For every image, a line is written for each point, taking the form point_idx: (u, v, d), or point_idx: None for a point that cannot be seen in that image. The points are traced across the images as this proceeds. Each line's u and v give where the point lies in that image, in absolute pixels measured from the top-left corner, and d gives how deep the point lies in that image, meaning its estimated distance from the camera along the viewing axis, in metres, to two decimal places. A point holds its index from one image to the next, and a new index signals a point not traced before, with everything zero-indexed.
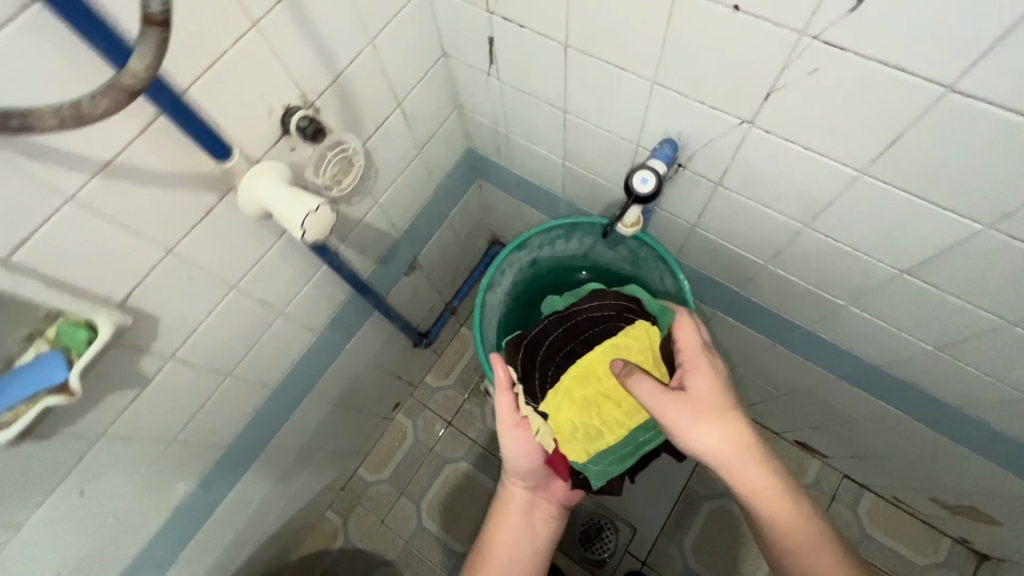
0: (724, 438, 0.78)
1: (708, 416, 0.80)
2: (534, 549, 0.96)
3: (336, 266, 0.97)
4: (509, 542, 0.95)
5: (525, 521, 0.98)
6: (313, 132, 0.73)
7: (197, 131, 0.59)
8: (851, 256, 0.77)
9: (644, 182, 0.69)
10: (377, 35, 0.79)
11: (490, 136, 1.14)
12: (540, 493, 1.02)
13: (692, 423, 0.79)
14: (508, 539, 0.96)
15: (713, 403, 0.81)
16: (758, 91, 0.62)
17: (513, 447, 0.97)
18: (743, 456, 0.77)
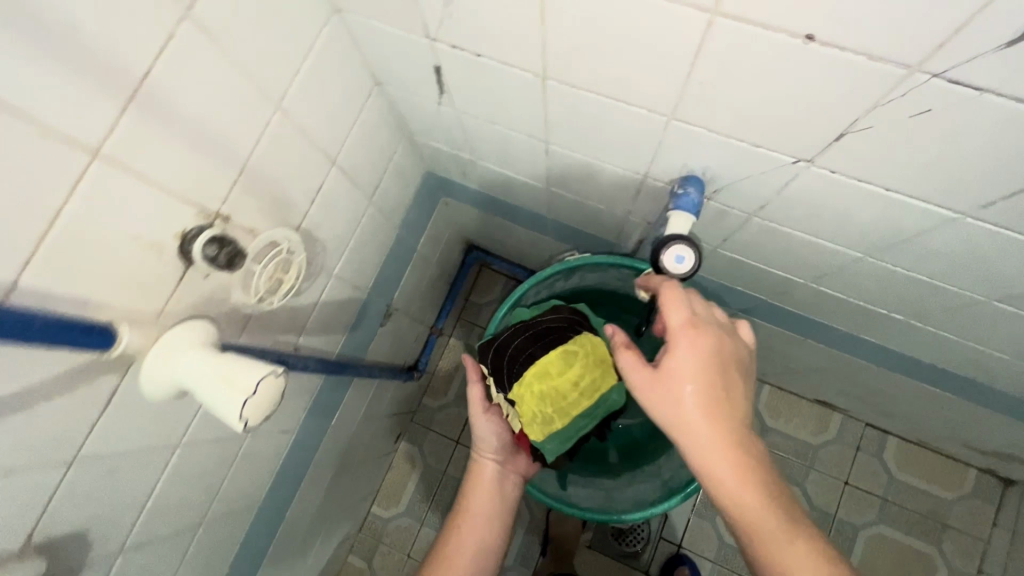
0: (701, 440, 0.51)
1: (679, 407, 0.52)
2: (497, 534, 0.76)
3: (299, 368, 0.79)
4: (470, 536, 0.74)
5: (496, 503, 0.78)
6: (229, 258, 0.54)
7: (52, 338, 0.40)
8: (921, 283, 0.64)
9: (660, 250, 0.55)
10: (284, 97, 0.59)
11: (450, 160, 0.93)
12: (509, 464, 0.82)
13: (659, 406, 0.53)
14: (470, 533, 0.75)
15: (697, 387, 0.51)
16: (825, 132, 0.46)
17: (485, 424, 0.80)
18: (727, 468, 0.50)
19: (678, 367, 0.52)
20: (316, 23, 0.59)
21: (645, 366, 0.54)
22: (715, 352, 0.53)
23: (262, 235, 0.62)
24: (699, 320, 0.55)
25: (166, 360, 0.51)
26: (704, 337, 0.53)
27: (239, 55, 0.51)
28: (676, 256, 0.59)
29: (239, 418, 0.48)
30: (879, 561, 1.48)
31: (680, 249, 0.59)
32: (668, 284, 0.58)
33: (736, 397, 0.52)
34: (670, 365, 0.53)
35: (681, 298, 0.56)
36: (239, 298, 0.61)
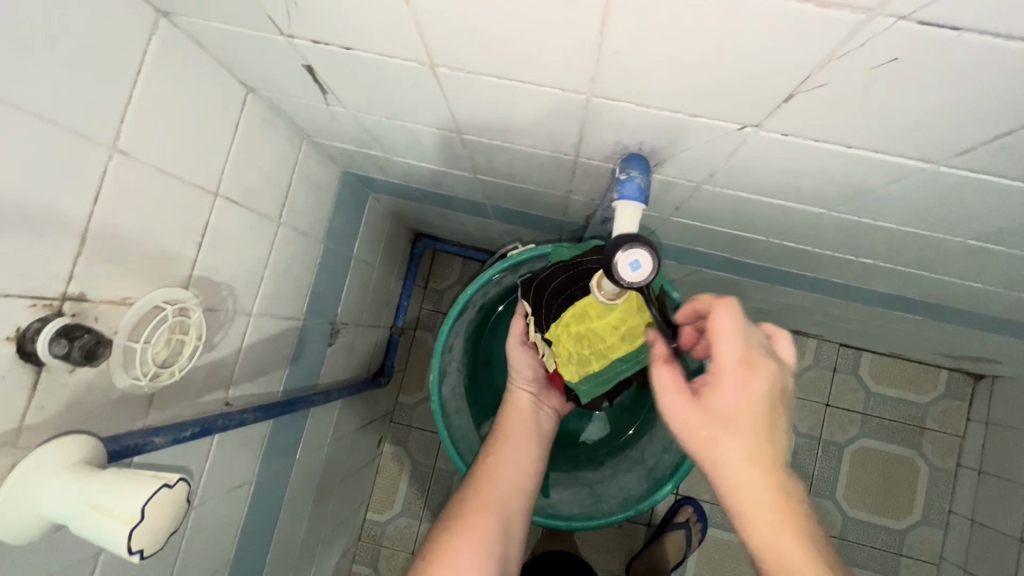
0: (739, 489, 0.46)
1: (721, 450, 0.47)
2: (534, 469, 0.73)
3: (234, 426, 0.70)
4: (509, 466, 0.70)
5: (534, 437, 0.75)
6: (87, 351, 0.45)
7: None
8: (889, 230, 0.59)
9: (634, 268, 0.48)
10: (119, 135, 0.47)
11: (364, 159, 0.82)
12: (542, 398, 0.80)
13: (696, 444, 0.48)
14: (510, 462, 0.70)
15: (742, 430, 0.46)
16: (771, 92, 0.38)
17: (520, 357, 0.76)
18: (766, 527, 0.45)
19: (722, 405, 0.46)
20: (139, 36, 0.47)
21: (685, 394, 0.49)
22: (768, 391, 0.47)
23: (135, 303, 0.52)
24: (756, 354, 0.47)
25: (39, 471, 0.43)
26: (759, 373, 0.46)
27: (25, 98, 0.39)
28: (631, 259, 0.48)
29: (130, 551, 0.40)
30: (866, 474, 1.52)
31: (637, 252, 0.48)
32: (724, 307, 0.48)
33: (782, 440, 0.47)
34: (714, 400, 0.47)
35: (739, 327, 0.47)
36: (124, 379, 0.51)
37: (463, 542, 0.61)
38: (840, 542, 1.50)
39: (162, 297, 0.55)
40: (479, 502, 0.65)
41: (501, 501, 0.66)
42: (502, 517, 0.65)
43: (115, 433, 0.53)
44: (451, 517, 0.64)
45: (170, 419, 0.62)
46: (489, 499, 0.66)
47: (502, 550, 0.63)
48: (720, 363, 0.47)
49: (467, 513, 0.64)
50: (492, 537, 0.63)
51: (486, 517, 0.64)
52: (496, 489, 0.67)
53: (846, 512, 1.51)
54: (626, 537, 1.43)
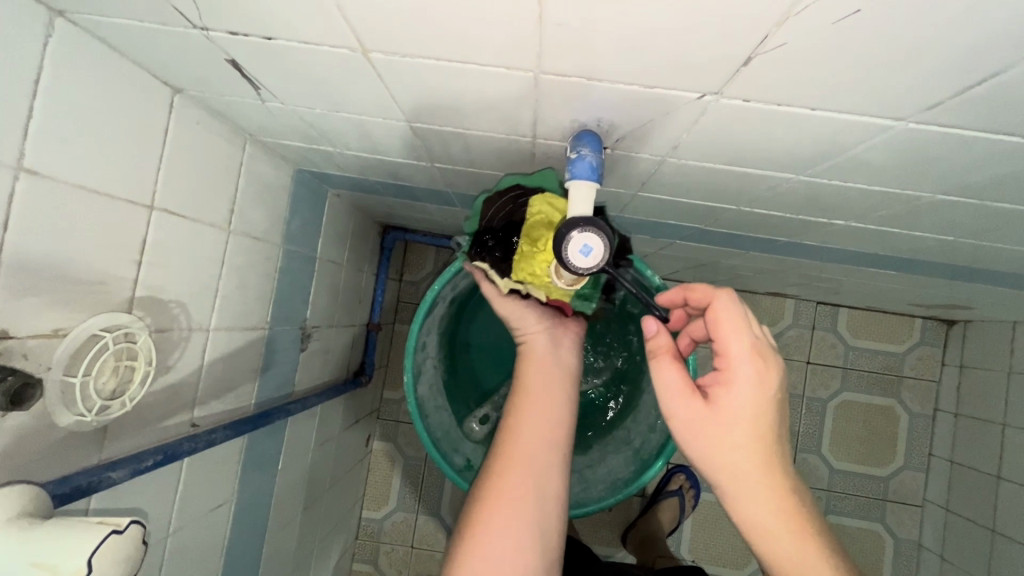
0: (750, 492, 0.47)
1: (735, 454, 0.47)
2: (566, 412, 0.63)
3: (203, 448, 0.67)
4: (534, 419, 0.60)
5: (557, 377, 0.65)
6: (13, 395, 0.43)
7: None
8: (861, 190, 0.57)
9: (585, 251, 0.49)
10: (23, 153, 0.43)
11: (316, 156, 0.78)
12: (559, 331, 0.69)
13: (709, 450, 0.48)
14: (535, 415, 0.61)
15: (753, 431, 0.47)
16: (727, 56, 0.35)
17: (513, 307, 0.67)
18: (778, 531, 0.46)
19: (732, 404, 0.47)
20: (34, 42, 0.42)
21: (692, 395, 0.49)
22: (777, 389, 0.48)
23: (68, 333, 0.48)
24: (764, 348, 0.48)
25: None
26: (768, 367, 0.48)
27: None
28: (582, 246, 0.48)
29: None
30: (849, 426, 1.55)
31: (585, 238, 0.48)
32: (722, 299, 0.51)
33: (785, 438, 0.49)
34: (725, 401, 0.47)
35: (743, 322, 0.49)
36: (67, 418, 0.48)
37: (496, 521, 0.54)
38: (827, 494, 1.54)
39: (100, 324, 0.51)
40: (507, 469, 0.57)
41: (534, 463, 0.58)
42: (539, 479, 0.57)
43: (66, 473, 0.50)
44: (479, 494, 0.57)
45: (130, 449, 0.59)
46: (519, 464, 0.57)
47: (545, 519, 0.56)
48: (729, 361, 0.48)
49: (497, 485, 0.56)
50: (528, 507, 0.55)
51: (518, 484, 0.56)
52: (524, 451, 0.58)
53: (832, 465, 1.54)
54: (621, 510, 1.44)
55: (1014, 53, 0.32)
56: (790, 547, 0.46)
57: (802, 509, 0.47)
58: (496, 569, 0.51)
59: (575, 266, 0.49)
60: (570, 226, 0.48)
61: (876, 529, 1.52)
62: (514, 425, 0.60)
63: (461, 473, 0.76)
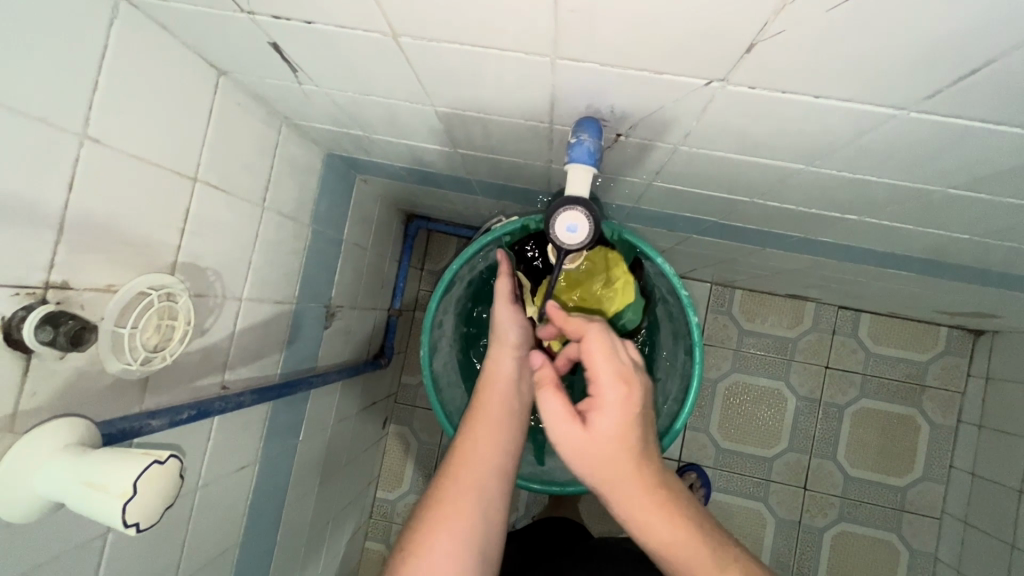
0: (628, 495, 0.51)
1: (608, 466, 0.52)
2: (511, 444, 0.66)
3: (231, 409, 0.72)
4: (484, 444, 0.64)
5: (513, 407, 0.69)
6: (72, 337, 0.46)
7: None
8: (873, 184, 0.58)
9: (570, 230, 0.52)
10: (88, 123, 0.47)
11: (346, 140, 0.82)
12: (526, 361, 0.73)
13: (593, 470, 0.52)
14: (485, 440, 0.65)
15: (624, 446, 0.52)
16: (734, 43, 0.38)
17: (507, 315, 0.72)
18: (656, 528, 0.50)
19: (603, 423, 0.52)
20: (101, 24, 0.47)
21: (574, 419, 0.53)
22: (640, 408, 0.53)
23: (120, 289, 0.53)
24: (627, 372, 0.54)
25: (50, 441, 0.45)
26: (632, 389, 0.53)
27: None
28: (568, 227, 0.52)
29: (126, 524, 0.41)
30: (866, 433, 1.54)
31: (573, 217, 0.52)
32: (591, 331, 0.57)
33: (656, 449, 0.54)
34: (599, 424, 0.52)
35: (607, 350, 0.55)
36: (115, 365, 0.53)
37: (443, 534, 0.58)
38: (841, 501, 1.53)
39: (147, 283, 0.56)
40: (459, 488, 0.61)
41: (475, 487, 0.61)
42: (481, 501, 0.61)
43: (112, 417, 0.55)
44: (428, 510, 0.60)
45: (168, 403, 0.64)
46: (468, 492, 0.61)
47: (489, 539, 0.60)
48: (600, 396, 0.53)
49: (442, 505, 0.60)
50: (474, 521, 0.59)
51: (466, 509, 0.60)
52: (473, 475, 0.62)
53: (847, 472, 1.53)
54: None
55: (1011, 39, 0.33)
56: (665, 532, 0.50)
57: (685, 512, 0.52)
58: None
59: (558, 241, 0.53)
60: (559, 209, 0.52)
61: (890, 539, 1.50)
62: (471, 450, 0.64)
63: None
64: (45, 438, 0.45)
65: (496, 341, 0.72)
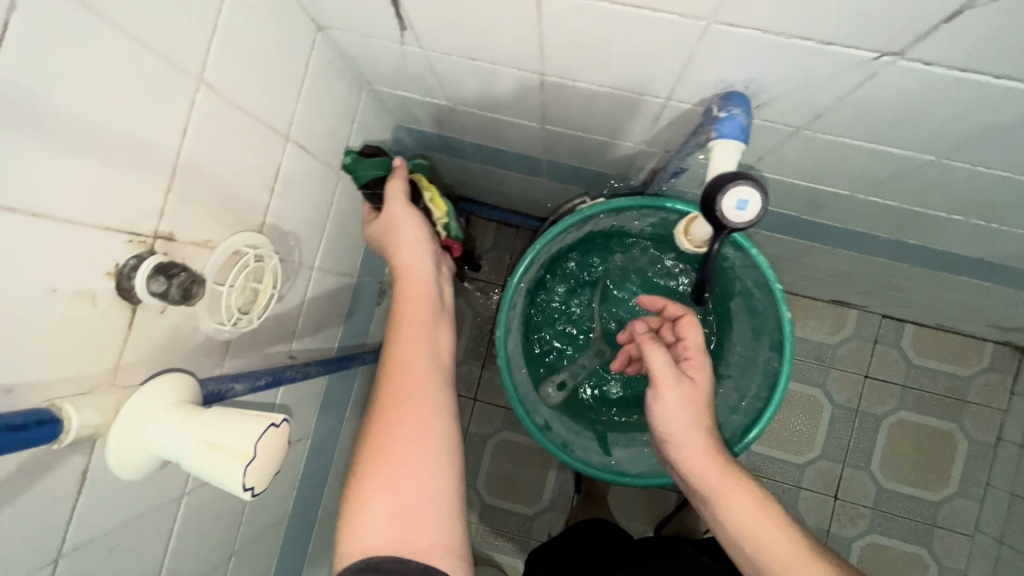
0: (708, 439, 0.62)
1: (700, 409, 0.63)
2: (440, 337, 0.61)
3: (300, 379, 0.69)
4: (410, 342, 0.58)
5: (435, 303, 0.63)
6: (183, 290, 0.44)
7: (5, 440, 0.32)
8: (1002, 181, 0.55)
9: (740, 205, 0.46)
10: (206, 67, 0.45)
11: (424, 110, 0.79)
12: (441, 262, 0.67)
13: (686, 404, 0.63)
14: (416, 343, 0.58)
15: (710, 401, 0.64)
16: (930, 9, 0.35)
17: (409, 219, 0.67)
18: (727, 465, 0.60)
19: (703, 383, 0.64)
20: None
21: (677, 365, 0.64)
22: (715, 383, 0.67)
23: (217, 247, 0.51)
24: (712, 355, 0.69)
25: (167, 396, 0.44)
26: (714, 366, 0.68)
27: (125, 21, 0.37)
28: (735, 199, 0.46)
29: (243, 488, 0.41)
30: (903, 445, 1.51)
31: (746, 194, 0.46)
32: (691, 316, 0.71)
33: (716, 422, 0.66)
34: (697, 376, 0.64)
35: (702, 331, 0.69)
36: (209, 324, 0.51)
37: (391, 450, 0.50)
38: (872, 512, 1.50)
39: (242, 243, 0.54)
40: (396, 400, 0.53)
41: (422, 393, 0.54)
42: (433, 399, 0.54)
43: (196, 377, 0.53)
44: (368, 428, 0.52)
45: (245, 367, 0.62)
46: (408, 403, 0.53)
47: (445, 435, 0.53)
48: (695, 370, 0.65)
49: (386, 413, 0.52)
50: (421, 428, 0.52)
51: (415, 416, 0.52)
52: (408, 379, 0.55)
53: (880, 483, 1.51)
54: (658, 501, 1.44)
55: None
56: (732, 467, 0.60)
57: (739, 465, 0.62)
58: (391, 500, 0.47)
59: (723, 210, 0.46)
60: (736, 176, 0.45)
61: (921, 554, 1.48)
62: (401, 356, 0.57)
63: (542, 432, 0.77)
64: (163, 391, 0.44)
65: (399, 252, 0.66)
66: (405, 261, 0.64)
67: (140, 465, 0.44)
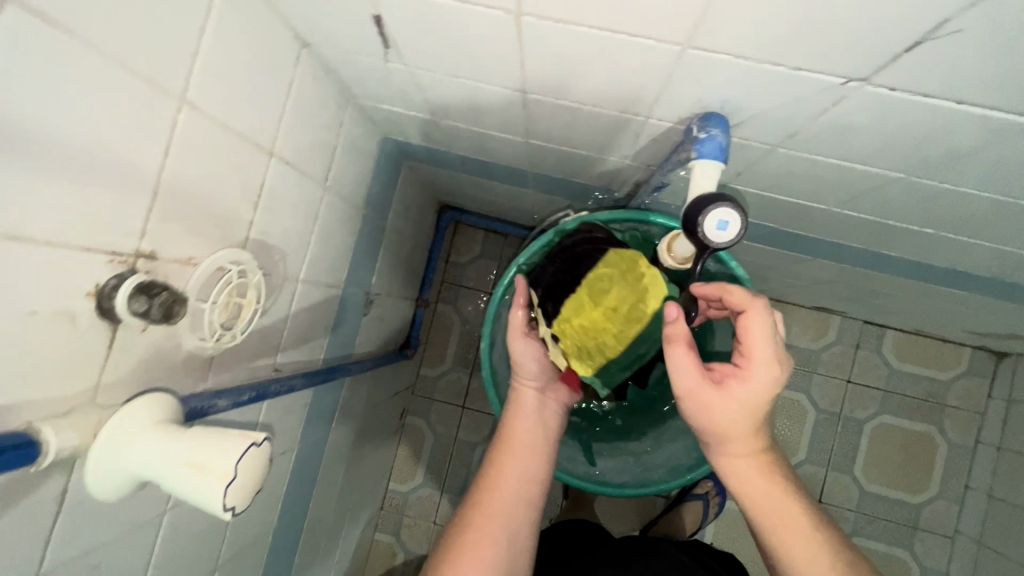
0: (737, 465, 0.58)
1: (733, 427, 0.56)
2: (541, 468, 0.67)
3: (285, 392, 0.69)
4: (514, 468, 0.65)
5: (540, 435, 0.70)
6: (165, 309, 0.44)
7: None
8: (970, 198, 0.56)
9: (722, 226, 0.47)
10: (188, 86, 0.45)
11: (409, 123, 0.80)
12: (548, 394, 0.74)
13: (714, 423, 0.56)
14: (511, 472, 0.65)
15: (755, 415, 0.56)
16: (893, 39, 0.36)
17: (520, 347, 0.73)
18: (760, 485, 0.57)
19: (750, 396, 0.55)
20: None
21: (706, 380, 0.55)
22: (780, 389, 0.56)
23: (200, 264, 0.51)
24: (781, 355, 0.55)
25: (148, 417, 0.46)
26: (782, 372, 0.55)
27: (107, 44, 0.38)
28: (718, 220, 0.47)
29: (224, 508, 0.41)
30: (883, 448, 1.54)
31: (729, 216, 0.47)
32: (757, 307, 0.56)
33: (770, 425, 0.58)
34: (738, 390, 0.55)
35: (771, 329, 0.55)
36: (192, 340, 0.51)
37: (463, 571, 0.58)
38: (855, 515, 1.52)
39: (225, 259, 0.54)
40: (481, 525, 0.61)
41: (505, 522, 0.61)
42: (512, 527, 0.62)
43: (179, 394, 0.53)
44: (451, 540, 0.61)
45: (229, 382, 0.62)
46: (489, 532, 0.60)
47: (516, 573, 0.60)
48: (750, 359, 0.55)
49: (466, 533, 0.60)
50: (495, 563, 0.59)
51: (491, 546, 0.60)
52: (496, 506, 0.62)
53: (862, 487, 1.53)
54: (645, 506, 1.44)
55: None
56: (759, 487, 0.57)
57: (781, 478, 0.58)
58: None
59: (707, 231, 0.47)
60: (722, 198, 0.46)
61: (903, 556, 1.50)
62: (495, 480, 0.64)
63: None
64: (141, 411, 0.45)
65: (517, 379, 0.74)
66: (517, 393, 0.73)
67: (120, 486, 0.45)
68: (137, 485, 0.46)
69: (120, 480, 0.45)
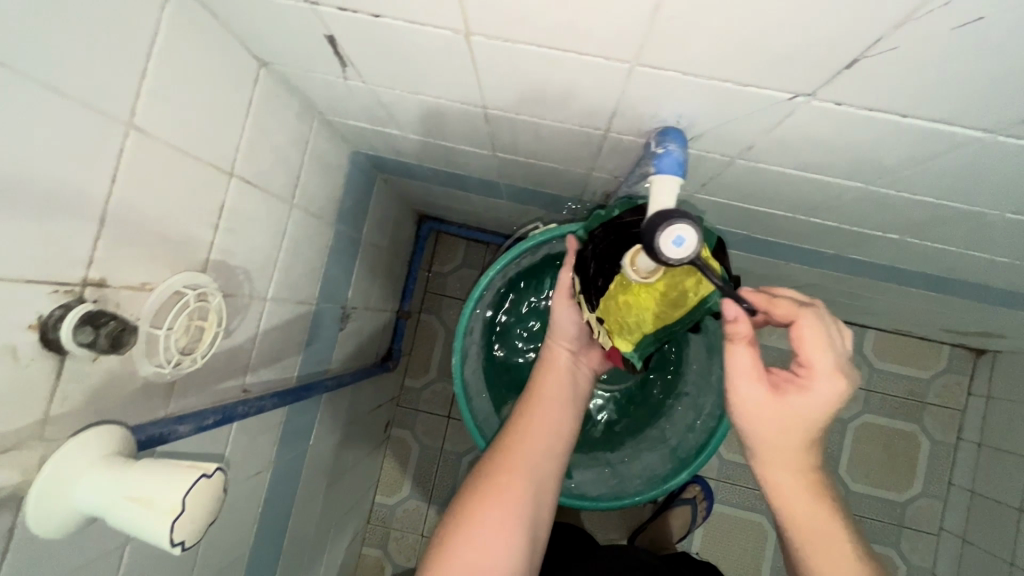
0: (785, 485, 0.53)
1: (784, 438, 0.52)
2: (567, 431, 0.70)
3: (253, 413, 0.68)
4: (539, 431, 0.68)
5: (568, 400, 0.72)
6: (113, 339, 0.43)
7: None
8: (927, 205, 0.57)
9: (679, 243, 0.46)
10: (136, 112, 0.45)
11: (377, 138, 0.79)
12: (582, 359, 0.76)
13: (764, 434, 0.52)
14: (536, 433, 0.67)
15: (807, 430, 0.51)
16: (832, 57, 0.37)
17: (563, 312, 0.72)
18: (802, 504, 0.53)
19: (810, 410, 0.50)
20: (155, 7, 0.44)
21: (761, 380, 0.51)
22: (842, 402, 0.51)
23: (157, 289, 0.51)
24: (845, 364, 0.50)
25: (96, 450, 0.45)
26: (845, 385, 0.50)
27: (46, 75, 0.37)
28: (676, 236, 0.46)
29: (172, 543, 0.42)
30: (868, 447, 1.54)
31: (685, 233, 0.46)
32: (810, 317, 0.50)
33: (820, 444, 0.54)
34: (797, 400, 0.50)
35: (829, 340, 0.49)
36: (147, 367, 0.50)
37: (483, 515, 0.59)
38: None
39: (184, 283, 0.53)
40: (506, 473, 0.63)
41: (529, 475, 0.64)
42: (534, 483, 0.64)
43: (136, 422, 0.51)
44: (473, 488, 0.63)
45: (192, 406, 0.61)
46: (511, 484, 0.62)
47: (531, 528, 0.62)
48: (811, 369, 0.50)
49: (488, 485, 0.62)
50: (516, 514, 0.61)
51: (512, 494, 0.62)
52: (520, 461, 0.65)
53: (848, 486, 1.53)
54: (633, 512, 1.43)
55: None
56: (802, 506, 0.53)
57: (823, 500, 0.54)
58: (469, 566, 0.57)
59: (663, 249, 0.46)
60: (677, 214, 0.46)
61: (890, 554, 1.50)
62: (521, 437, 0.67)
63: None
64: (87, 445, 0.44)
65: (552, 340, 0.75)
66: (551, 352, 0.74)
67: (63, 522, 0.44)
68: (81, 520, 0.45)
69: (63, 516, 0.43)
